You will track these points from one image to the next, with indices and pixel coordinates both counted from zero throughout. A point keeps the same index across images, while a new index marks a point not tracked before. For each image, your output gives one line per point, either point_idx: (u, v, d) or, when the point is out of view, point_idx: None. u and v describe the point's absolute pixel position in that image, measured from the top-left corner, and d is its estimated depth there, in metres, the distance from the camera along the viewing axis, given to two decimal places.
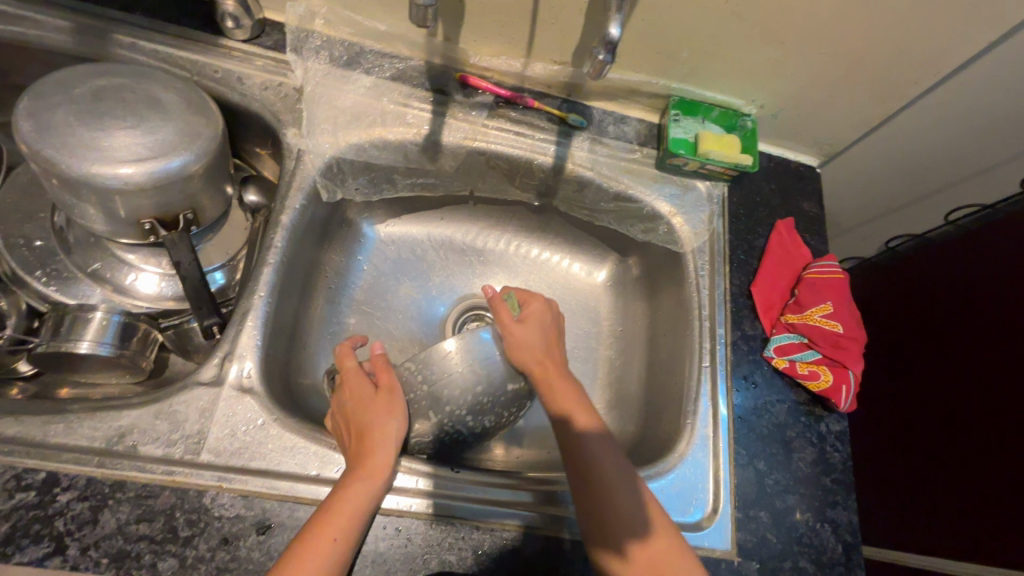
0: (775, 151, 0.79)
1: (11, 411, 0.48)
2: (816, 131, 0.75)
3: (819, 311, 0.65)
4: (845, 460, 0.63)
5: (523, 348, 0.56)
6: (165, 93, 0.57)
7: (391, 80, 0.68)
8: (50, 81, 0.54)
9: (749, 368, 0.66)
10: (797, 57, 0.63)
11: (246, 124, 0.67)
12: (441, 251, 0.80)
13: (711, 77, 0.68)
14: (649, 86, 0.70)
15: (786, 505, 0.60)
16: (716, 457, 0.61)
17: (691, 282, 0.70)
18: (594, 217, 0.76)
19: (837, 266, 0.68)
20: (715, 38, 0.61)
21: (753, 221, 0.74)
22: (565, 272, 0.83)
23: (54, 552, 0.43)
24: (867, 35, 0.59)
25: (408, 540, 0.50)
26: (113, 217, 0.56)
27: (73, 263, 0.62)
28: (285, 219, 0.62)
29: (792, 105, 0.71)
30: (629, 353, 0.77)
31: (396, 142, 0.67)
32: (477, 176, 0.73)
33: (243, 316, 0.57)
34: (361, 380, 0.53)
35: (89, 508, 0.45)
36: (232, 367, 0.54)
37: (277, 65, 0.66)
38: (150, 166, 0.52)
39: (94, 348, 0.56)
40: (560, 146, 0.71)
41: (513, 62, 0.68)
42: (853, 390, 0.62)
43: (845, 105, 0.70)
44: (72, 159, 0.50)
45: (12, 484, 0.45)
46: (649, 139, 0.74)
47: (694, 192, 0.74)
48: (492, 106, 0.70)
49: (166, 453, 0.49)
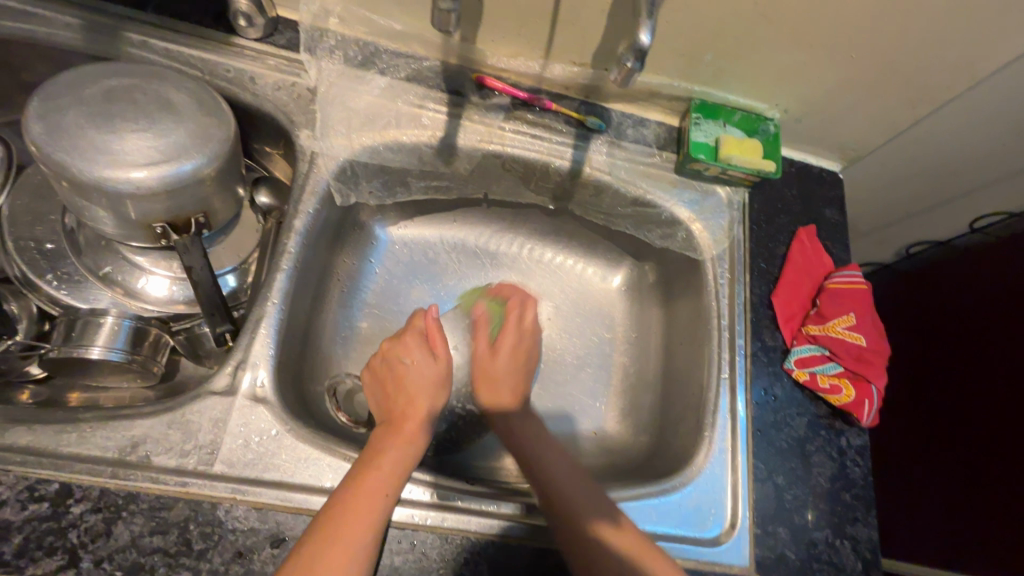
0: (796, 156, 0.77)
1: (23, 420, 0.47)
2: (841, 136, 0.73)
3: (842, 323, 0.63)
4: (866, 476, 0.62)
5: (487, 384, 0.61)
6: (177, 93, 0.56)
7: (406, 81, 0.66)
8: (60, 82, 0.53)
9: (769, 380, 0.64)
10: (825, 61, 0.61)
11: (258, 124, 0.66)
12: (454, 254, 0.79)
13: (734, 80, 0.66)
14: (670, 89, 0.68)
15: (805, 521, 0.59)
16: (734, 471, 0.60)
17: (710, 291, 0.68)
18: (611, 222, 0.75)
19: (860, 276, 0.67)
20: (741, 41, 0.59)
21: (774, 228, 0.72)
22: (579, 276, 0.82)
23: (67, 565, 0.43)
24: (901, 40, 0.57)
25: (422, 554, 0.50)
26: (125, 220, 0.55)
27: (83, 266, 0.61)
28: (298, 224, 0.61)
29: (817, 109, 0.69)
30: (644, 361, 0.76)
31: (411, 144, 0.66)
32: (493, 179, 0.72)
33: (256, 324, 0.55)
34: (412, 344, 0.57)
35: (103, 520, 0.45)
36: (245, 376, 0.53)
37: (290, 65, 0.65)
38: (162, 171, 0.51)
39: (105, 354, 0.56)
40: (578, 149, 0.69)
41: (531, 63, 0.66)
42: (875, 405, 0.61)
43: (873, 110, 0.68)
44: (84, 163, 0.49)
45: (25, 495, 0.44)
46: (669, 143, 0.72)
47: (714, 197, 0.72)
48: (509, 109, 0.68)
49: (180, 463, 0.48)
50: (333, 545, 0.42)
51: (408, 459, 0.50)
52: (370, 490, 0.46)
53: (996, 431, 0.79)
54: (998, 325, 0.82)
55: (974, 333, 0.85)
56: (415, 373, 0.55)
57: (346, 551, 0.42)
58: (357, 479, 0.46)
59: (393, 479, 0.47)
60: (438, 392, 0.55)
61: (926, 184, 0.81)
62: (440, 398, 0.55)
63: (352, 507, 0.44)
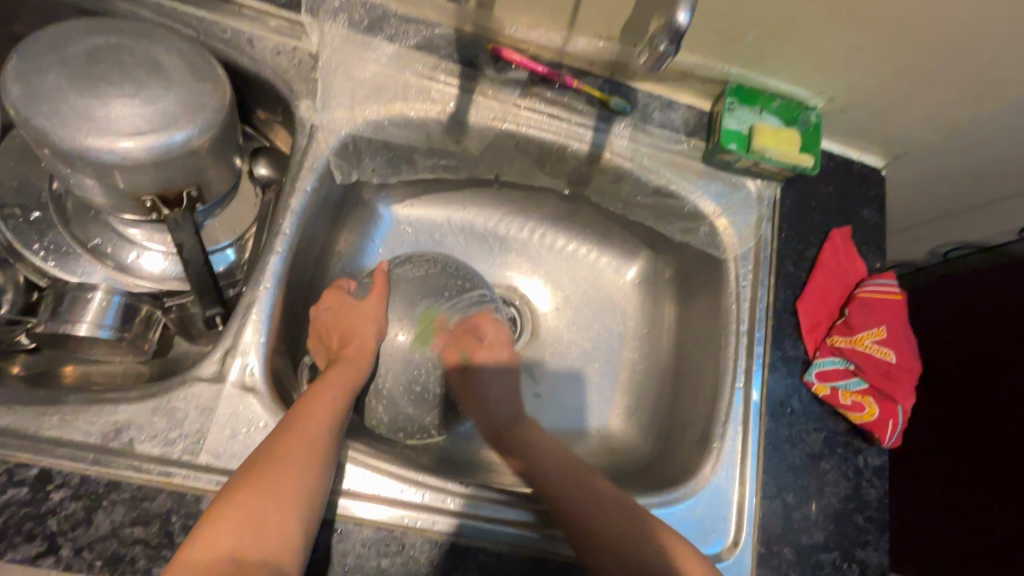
0: (836, 149, 0.71)
1: (3, 399, 0.46)
2: (888, 129, 0.66)
3: (870, 336, 0.59)
4: (882, 498, 0.58)
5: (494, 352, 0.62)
6: (166, 55, 0.51)
7: (416, 50, 0.61)
8: (41, 38, 0.49)
9: (786, 393, 0.61)
10: (884, 44, 0.55)
11: (257, 91, 0.62)
12: (461, 236, 0.76)
13: (776, 63, 0.60)
14: (705, 70, 0.62)
15: (813, 542, 0.56)
16: (741, 484, 0.57)
17: (730, 293, 0.64)
18: (629, 211, 0.70)
19: (896, 285, 0.62)
20: (789, 17, 0.53)
21: (805, 227, 0.67)
22: (593, 265, 0.78)
23: (47, 552, 0.42)
24: (977, 26, 0.51)
25: (411, 558, 0.48)
26: (112, 191, 0.52)
27: (71, 236, 0.58)
28: (294, 202, 0.57)
29: (868, 99, 0.62)
30: (654, 359, 0.73)
31: (419, 120, 0.61)
32: (505, 160, 0.67)
33: (247, 309, 0.53)
34: (336, 295, 0.60)
35: (83, 508, 0.44)
36: (235, 363, 0.50)
37: (292, 27, 0.60)
38: (151, 141, 0.48)
39: (93, 330, 0.54)
40: (599, 132, 0.64)
41: (553, 35, 0.60)
42: (900, 426, 0.58)
43: (930, 104, 0.61)
44: (66, 130, 0.46)
45: (5, 479, 0.43)
46: (698, 129, 0.66)
47: (743, 190, 0.67)
48: (526, 84, 0.63)
49: (164, 452, 0.46)
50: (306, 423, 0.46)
51: (361, 372, 0.54)
52: (318, 396, 0.49)
53: (992, 452, 0.76)
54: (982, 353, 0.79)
55: (975, 347, 0.81)
56: (342, 314, 0.58)
57: (316, 424, 0.46)
58: (311, 392, 0.49)
59: (343, 391, 0.51)
60: (378, 321, 0.58)
61: (978, 187, 0.74)
62: (382, 328, 0.58)
63: (301, 416, 0.46)
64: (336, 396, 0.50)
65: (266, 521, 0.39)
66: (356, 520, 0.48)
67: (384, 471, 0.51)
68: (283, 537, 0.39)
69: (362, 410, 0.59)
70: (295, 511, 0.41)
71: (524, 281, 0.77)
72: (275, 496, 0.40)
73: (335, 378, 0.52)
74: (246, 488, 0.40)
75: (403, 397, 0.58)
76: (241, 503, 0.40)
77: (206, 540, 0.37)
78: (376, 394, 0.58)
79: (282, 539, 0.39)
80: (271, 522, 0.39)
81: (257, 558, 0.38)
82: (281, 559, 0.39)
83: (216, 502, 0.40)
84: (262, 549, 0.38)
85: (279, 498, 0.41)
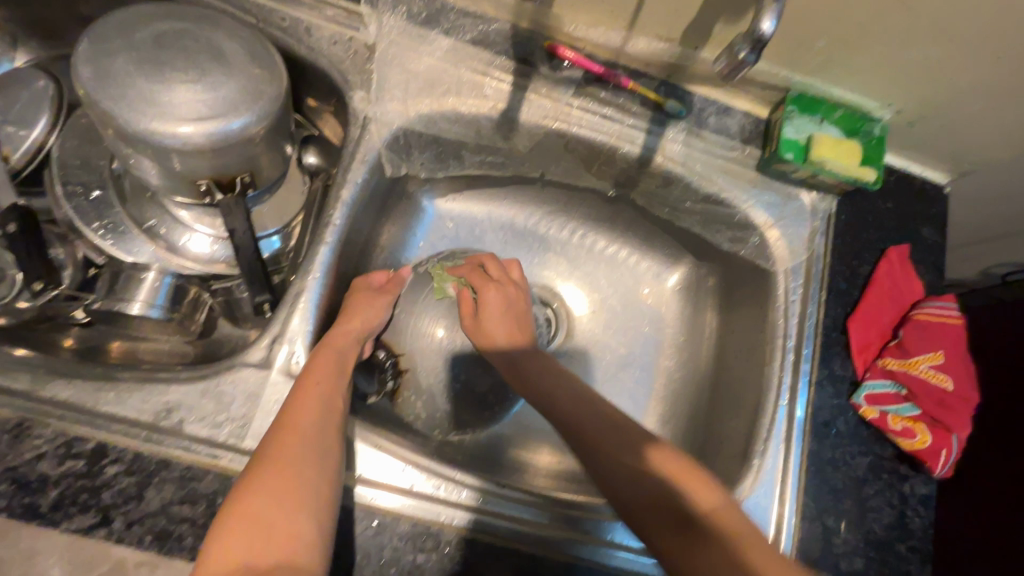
0: (899, 164, 0.68)
1: (63, 373, 0.48)
2: (956, 146, 0.63)
3: (926, 361, 0.57)
4: (928, 528, 0.57)
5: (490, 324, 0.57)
6: (229, 42, 0.52)
7: (472, 45, 0.61)
8: (111, 21, 0.50)
9: (832, 414, 0.59)
10: (962, 56, 0.52)
11: (312, 80, 0.62)
12: (501, 233, 0.76)
13: (844, 72, 0.58)
14: (767, 77, 0.60)
15: (853, 569, 0.54)
16: (781, 503, 0.56)
17: (778, 307, 0.62)
18: (676, 217, 0.69)
19: (956, 308, 0.60)
20: (864, 25, 0.51)
21: (861, 244, 0.64)
22: (633, 269, 0.77)
23: (100, 524, 0.43)
24: None
25: (444, 555, 0.48)
26: (170, 174, 0.52)
27: (129, 216, 0.60)
28: (345, 193, 0.57)
29: (939, 112, 0.60)
30: (691, 369, 0.72)
31: (470, 116, 0.61)
32: (553, 159, 0.66)
33: (295, 298, 0.53)
34: (362, 287, 0.59)
35: (135, 484, 0.45)
36: (282, 351, 0.51)
37: (349, 17, 0.60)
38: (210, 126, 0.48)
39: (145, 309, 0.56)
40: (651, 135, 0.62)
41: (611, 34, 0.59)
42: (953, 456, 0.56)
43: (1005, 122, 0.58)
44: (132, 113, 0.47)
45: (63, 451, 0.45)
46: (754, 136, 0.64)
47: (797, 202, 0.65)
48: (580, 83, 0.61)
49: (212, 434, 0.47)
50: (297, 419, 0.45)
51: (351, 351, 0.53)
52: (306, 385, 0.47)
53: None
54: (983, 340, 0.73)
55: None
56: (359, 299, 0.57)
57: (309, 416, 0.45)
58: (299, 384, 0.48)
59: (331, 373, 0.49)
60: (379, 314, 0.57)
61: None
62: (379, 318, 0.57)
63: (293, 412, 0.45)
64: (325, 382, 0.48)
65: (274, 524, 0.39)
66: (393, 514, 0.49)
67: (420, 467, 0.51)
68: (297, 539, 0.39)
69: (398, 403, 0.61)
70: (304, 508, 0.41)
71: (565, 283, 0.76)
72: (280, 499, 0.40)
73: (323, 361, 0.50)
74: (251, 496, 0.40)
75: (444, 395, 0.60)
76: (245, 513, 0.39)
77: (218, 556, 0.37)
78: (417, 390, 0.59)
79: (295, 540, 0.39)
80: (279, 527, 0.39)
81: (271, 563, 0.37)
82: (297, 558, 0.38)
83: (223, 511, 0.39)
84: (276, 555, 0.37)
85: (285, 502, 0.40)
